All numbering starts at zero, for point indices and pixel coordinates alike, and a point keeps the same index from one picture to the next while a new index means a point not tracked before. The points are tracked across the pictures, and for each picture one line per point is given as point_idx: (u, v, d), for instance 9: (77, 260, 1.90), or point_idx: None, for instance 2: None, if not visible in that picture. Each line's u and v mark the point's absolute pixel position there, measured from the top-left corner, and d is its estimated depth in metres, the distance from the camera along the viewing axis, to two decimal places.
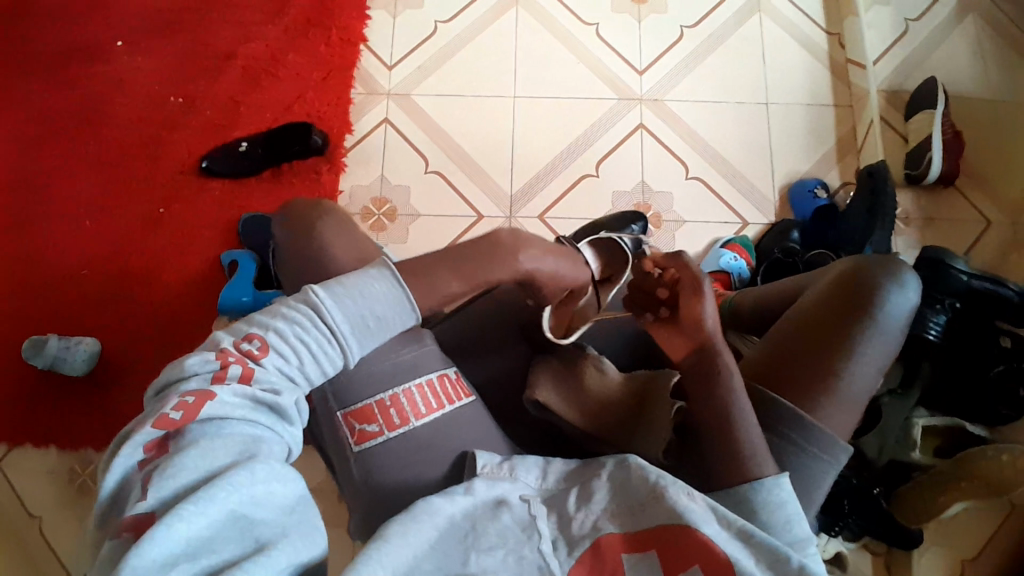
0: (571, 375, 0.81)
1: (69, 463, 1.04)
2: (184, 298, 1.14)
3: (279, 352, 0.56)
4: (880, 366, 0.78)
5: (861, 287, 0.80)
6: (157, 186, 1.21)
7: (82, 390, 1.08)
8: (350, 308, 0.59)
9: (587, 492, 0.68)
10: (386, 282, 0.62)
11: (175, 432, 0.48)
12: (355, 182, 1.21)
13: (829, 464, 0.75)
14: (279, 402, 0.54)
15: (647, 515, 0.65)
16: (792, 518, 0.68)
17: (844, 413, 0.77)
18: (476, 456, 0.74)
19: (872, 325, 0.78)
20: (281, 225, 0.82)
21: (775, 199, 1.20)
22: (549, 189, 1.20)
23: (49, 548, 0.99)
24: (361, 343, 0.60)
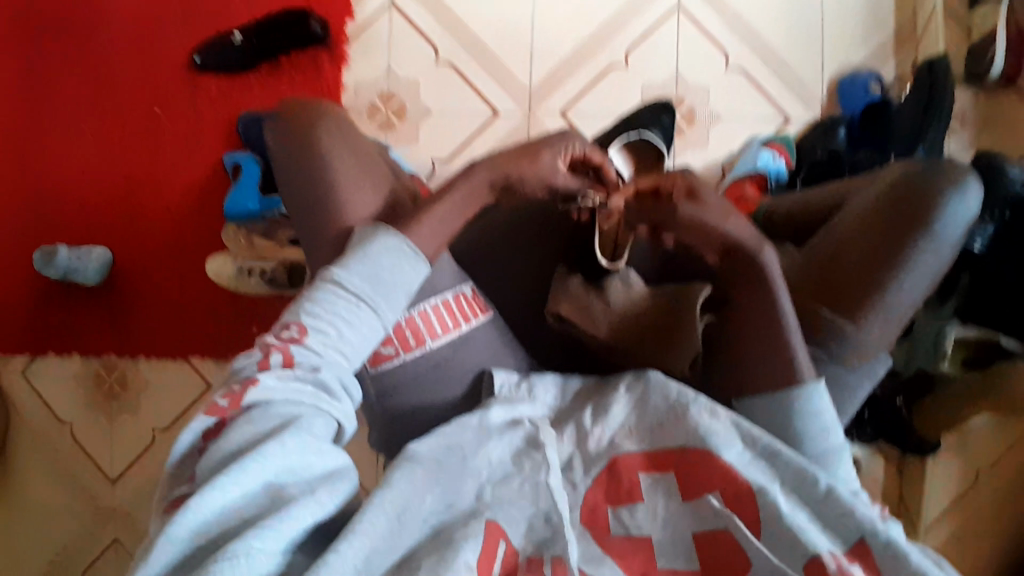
0: (591, 292, 0.78)
1: (94, 368, 1.06)
2: (192, 204, 1.10)
3: (316, 329, 0.61)
4: (927, 283, 0.74)
5: (919, 197, 0.72)
6: (149, 81, 1.12)
7: (99, 299, 1.07)
8: (362, 270, 0.65)
9: (603, 407, 0.73)
10: (384, 238, 0.68)
11: (225, 416, 0.55)
12: (359, 76, 1.12)
13: (858, 371, 0.78)
14: (322, 376, 0.60)
15: (666, 434, 0.70)
16: (826, 427, 0.71)
17: (883, 329, 0.74)
18: (494, 376, 0.78)
19: (927, 239, 0.72)
20: (289, 132, 0.77)
21: (823, 94, 1.10)
22: (571, 83, 1.11)
23: (86, 449, 1.04)
24: (385, 301, 0.66)
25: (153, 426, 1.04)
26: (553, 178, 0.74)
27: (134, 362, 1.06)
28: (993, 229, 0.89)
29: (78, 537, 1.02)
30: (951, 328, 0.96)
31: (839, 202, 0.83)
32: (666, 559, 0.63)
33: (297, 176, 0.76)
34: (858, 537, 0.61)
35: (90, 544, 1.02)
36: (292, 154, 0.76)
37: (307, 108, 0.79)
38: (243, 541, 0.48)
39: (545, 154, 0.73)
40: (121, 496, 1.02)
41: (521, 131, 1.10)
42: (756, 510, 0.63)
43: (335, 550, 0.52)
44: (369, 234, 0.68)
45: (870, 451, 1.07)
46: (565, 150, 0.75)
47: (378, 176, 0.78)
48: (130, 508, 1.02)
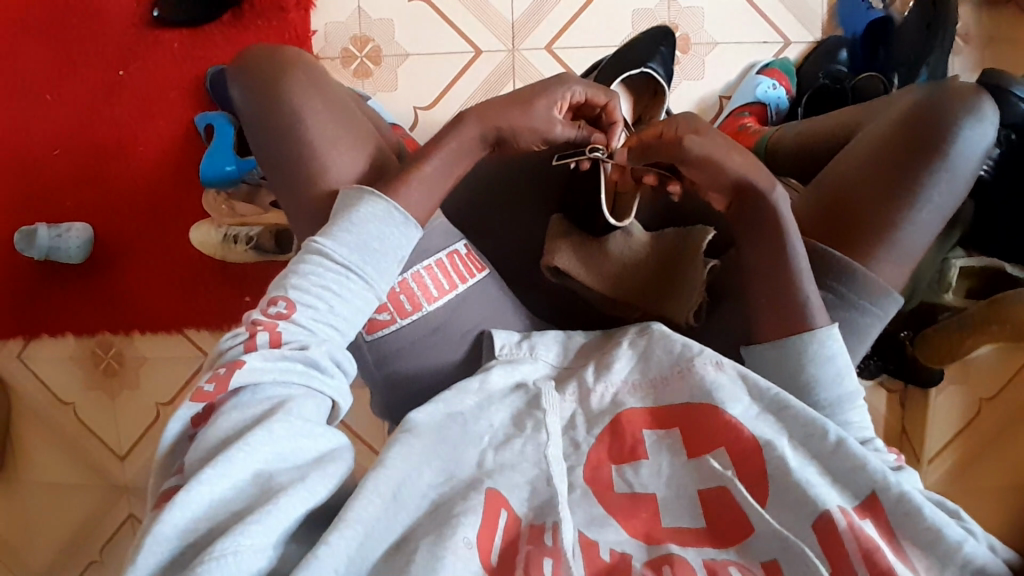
0: (592, 240, 0.73)
1: (90, 347, 1.07)
2: (166, 171, 1.05)
3: (304, 304, 0.56)
4: (944, 215, 0.66)
5: (931, 121, 0.65)
6: (106, 39, 1.05)
7: (87, 275, 1.05)
8: (348, 237, 0.59)
9: (606, 362, 0.66)
10: (369, 199, 0.60)
11: (214, 402, 0.50)
12: (328, 20, 1.04)
13: (877, 316, 0.65)
14: (312, 355, 0.54)
15: (671, 390, 0.63)
16: (842, 371, 0.62)
17: (897, 270, 0.66)
18: (493, 337, 0.70)
19: (941, 169, 0.64)
20: (238, 83, 0.68)
21: (823, 11, 1.01)
22: (557, 14, 1.03)
23: (91, 430, 1.07)
24: (376, 269, 0.59)
25: (154, 402, 1.06)
26: (547, 128, 0.66)
27: (129, 340, 1.06)
28: (997, 156, 0.89)
29: (94, 511, 1.07)
30: (956, 258, 0.92)
31: (847, 132, 0.75)
32: (671, 516, 0.56)
33: (266, 139, 0.66)
34: (868, 492, 0.54)
35: (106, 518, 1.07)
36: (259, 113, 0.66)
37: (269, 57, 0.67)
38: (228, 538, 0.42)
39: (539, 101, 0.65)
40: (131, 471, 1.06)
41: (506, 70, 1.03)
42: (763, 468, 0.56)
43: (330, 540, 0.46)
44: (352, 194, 0.61)
45: (872, 385, 1.07)
46: (562, 97, 0.67)
47: (361, 134, 0.67)
48: (142, 482, 1.06)
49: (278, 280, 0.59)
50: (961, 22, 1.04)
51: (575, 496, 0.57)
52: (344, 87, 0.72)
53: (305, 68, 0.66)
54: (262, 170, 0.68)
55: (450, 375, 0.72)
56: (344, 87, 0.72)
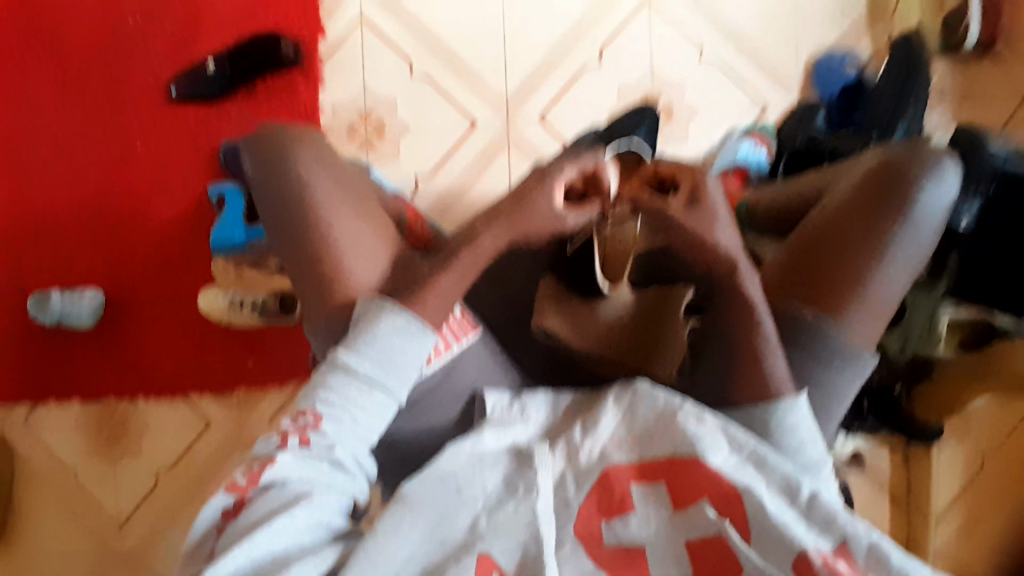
0: (582, 303, 0.75)
1: (97, 410, 1.08)
2: (178, 240, 1.11)
3: (331, 415, 0.61)
4: (909, 269, 0.69)
5: (895, 182, 0.69)
6: (125, 116, 1.12)
7: (96, 339, 1.09)
8: (371, 351, 0.63)
9: (592, 418, 0.65)
10: (390, 313, 0.64)
11: (244, 495, 0.56)
12: (335, 99, 1.10)
13: (850, 373, 0.69)
14: (338, 454, 0.60)
15: (656, 443, 0.63)
16: (802, 440, 0.67)
17: (867, 323, 0.68)
18: (484, 398, 0.70)
19: (905, 227, 0.68)
20: (250, 157, 0.72)
21: (797, 80, 1.10)
22: (548, 88, 1.10)
23: (92, 493, 1.06)
24: (399, 379, 0.64)
25: (155, 468, 1.07)
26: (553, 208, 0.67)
27: (133, 405, 1.08)
28: (982, 206, 0.90)
29: None
30: (947, 310, 0.95)
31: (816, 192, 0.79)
32: (659, 570, 0.57)
33: (271, 202, 0.70)
34: (841, 540, 0.55)
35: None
36: (265, 178, 0.70)
37: (281, 132, 0.72)
38: None
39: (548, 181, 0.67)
40: (132, 536, 1.06)
41: (501, 140, 1.10)
42: (745, 515, 0.57)
43: None
44: (372, 308, 0.64)
45: (873, 442, 1.07)
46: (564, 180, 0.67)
47: (371, 210, 0.72)
48: (143, 546, 1.06)
49: (306, 390, 0.63)
50: (933, 82, 1.08)
51: (565, 552, 0.58)
52: (350, 163, 0.77)
53: (314, 143, 0.71)
54: (266, 234, 0.72)
55: (444, 436, 0.73)
56: (348, 161, 0.77)
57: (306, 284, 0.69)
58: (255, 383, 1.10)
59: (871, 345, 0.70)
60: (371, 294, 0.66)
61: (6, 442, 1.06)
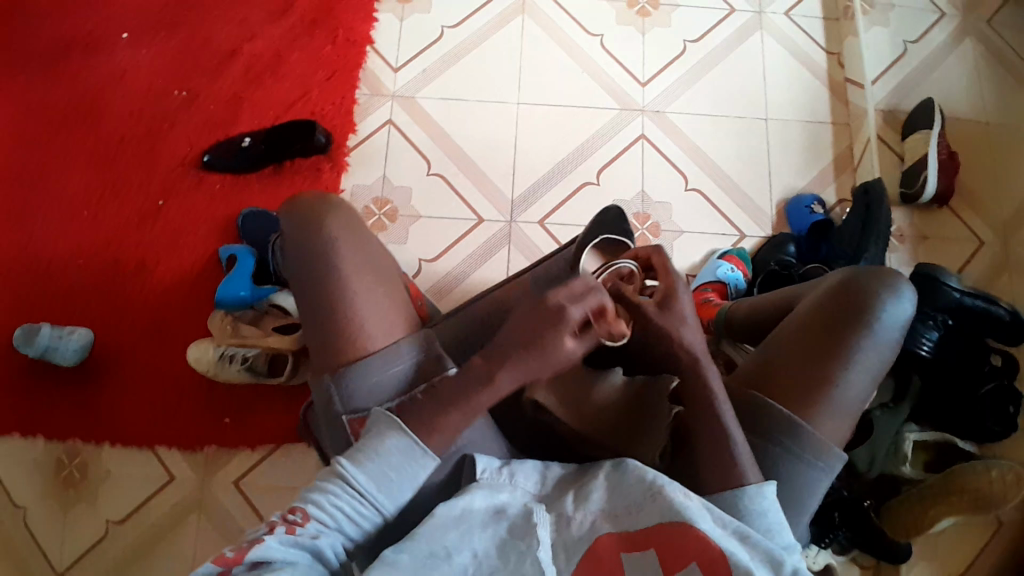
0: (577, 383, 0.72)
1: (57, 453, 1.06)
2: (178, 293, 1.14)
3: (319, 517, 0.59)
4: (874, 376, 0.72)
5: (854, 295, 0.73)
6: (155, 178, 1.21)
7: (77, 379, 1.09)
8: (370, 464, 0.61)
9: (583, 491, 0.62)
10: (396, 431, 0.63)
11: (228, 570, 0.54)
12: (356, 182, 1.22)
13: (822, 469, 0.69)
14: (319, 545, 0.58)
15: (642, 516, 0.60)
16: (774, 527, 0.64)
17: (837, 423, 0.71)
18: (475, 459, 0.66)
19: (868, 335, 0.71)
20: (288, 222, 0.77)
21: (772, 214, 1.22)
22: (549, 196, 1.21)
23: (33, 539, 1.02)
24: (391, 496, 0.62)
25: (105, 518, 1.03)
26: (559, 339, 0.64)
27: (98, 450, 1.06)
28: (938, 335, 1.00)
29: None
30: (910, 431, 1.02)
31: (785, 305, 0.84)
32: None
33: (304, 271, 0.75)
34: None
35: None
36: (299, 249, 0.76)
37: (321, 200, 0.79)
38: None
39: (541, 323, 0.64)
40: None
41: (503, 236, 1.19)
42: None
43: None
44: (379, 420, 0.64)
45: (845, 560, 1.05)
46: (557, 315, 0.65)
47: (393, 288, 0.77)
48: None
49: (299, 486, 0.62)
50: (895, 221, 1.20)
51: None
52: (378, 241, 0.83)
53: (349, 218, 0.78)
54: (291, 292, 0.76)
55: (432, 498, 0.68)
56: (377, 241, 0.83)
57: (324, 349, 0.72)
58: (224, 442, 1.06)
59: (839, 446, 0.72)
60: (381, 408, 0.66)
61: None
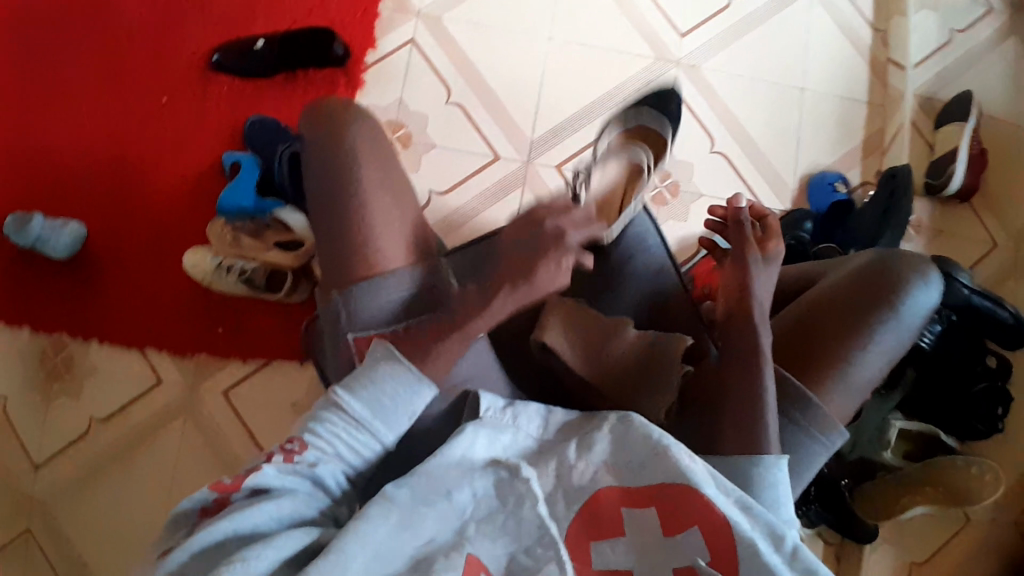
0: (592, 333, 0.74)
1: (42, 344, 1.04)
2: (177, 195, 1.09)
3: (316, 445, 0.58)
4: (889, 359, 0.72)
5: (884, 277, 0.72)
6: (159, 70, 1.14)
7: (65, 272, 1.05)
8: (364, 392, 0.60)
9: (586, 441, 0.61)
10: (390, 359, 0.61)
11: (226, 494, 0.54)
12: (372, 101, 1.16)
13: (824, 445, 0.70)
14: (318, 473, 0.57)
15: (647, 473, 0.60)
16: (781, 500, 0.65)
17: (845, 401, 0.71)
18: (478, 396, 0.64)
19: (891, 319, 0.71)
20: (313, 129, 0.74)
21: (794, 187, 1.19)
22: (570, 141, 1.17)
23: (10, 427, 1.01)
24: (388, 423, 0.60)
25: (88, 415, 1.02)
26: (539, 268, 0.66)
27: (84, 347, 1.04)
28: (940, 328, 1.00)
29: None
30: (896, 420, 1.02)
31: (806, 280, 0.83)
32: None
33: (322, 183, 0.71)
34: None
35: (1, 528, 0.98)
36: (323, 157, 0.72)
37: (345, 111, 0.75)
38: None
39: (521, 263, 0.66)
40: (43, 482, 0.99)
41: (517, 177, 1.15)
42: (734, 549, 0.56)
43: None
44: (376, 351, 0.62)
45: (811, 533, 1.08)
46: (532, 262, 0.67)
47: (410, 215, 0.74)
48: (49, 497, 0.99)
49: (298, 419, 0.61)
50: (916, 211, 1.18)
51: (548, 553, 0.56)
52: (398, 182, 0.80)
53: (373, 135, 0.74)
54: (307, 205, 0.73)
55: (430, 432, 0.66)
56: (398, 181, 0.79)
57: (338, 261, 0.69)
58: (215, 352, 1.05)
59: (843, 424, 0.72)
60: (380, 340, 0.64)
61: None
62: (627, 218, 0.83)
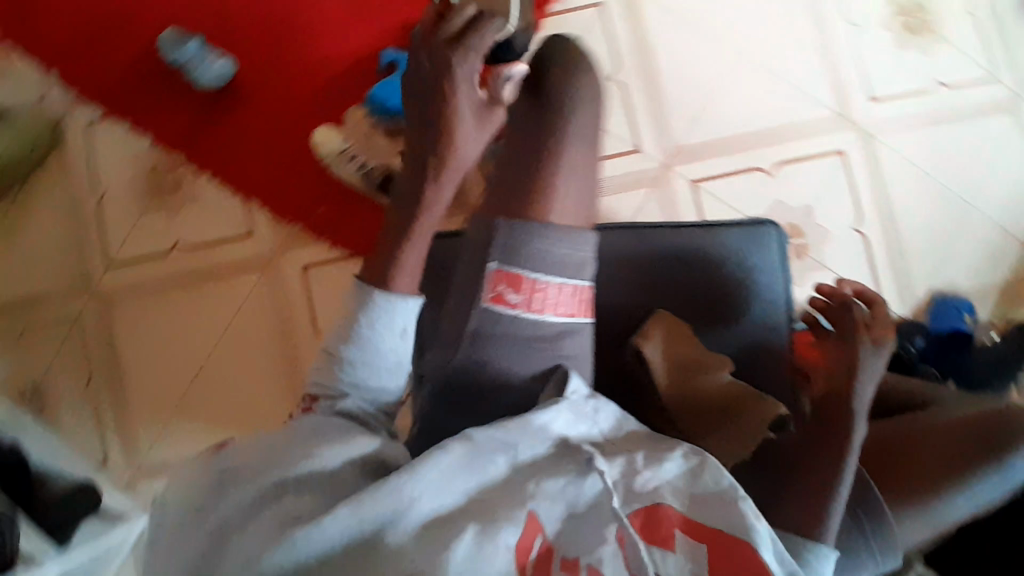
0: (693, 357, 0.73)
1: (156, 159, 1.07)
2: (327, 68, 1.08)
3: (324, 391, 0.61)
4: (976, 508, 0.69)
5: (1002, 427, 0.70)
6: None
7: (201, 101, 1.07)
8: (343, 332, 0.62)
9: (658, 455, 0.57)
10: (355, 288, 0.63)
11: None
12: None
13: (879, 562, 0.66)
14: (337, 407, 0.60)
15: (711, 510, 0.54)
16: None
17: (918, 529, 0.68)
18: (569, 374, 0.61)
19: (993, 469, 0.69)
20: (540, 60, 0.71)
21: (919, 296, 1.13)
22: (718, 162, 1.12)
23: (102, 221, 1.07)
24: (374, 340, 0.61)
25: (174, 240, 1.06)
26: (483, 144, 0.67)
27: (193, 177, 1.07)
28: None
29: (55, 291, 1.06)
30: None
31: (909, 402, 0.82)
32: None
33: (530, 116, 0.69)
34: None
35: (62, 303, 1.06)
36: (534, 89, 0.69)
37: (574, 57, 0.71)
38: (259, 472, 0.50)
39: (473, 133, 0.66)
40: (110, 281, 1.06)
41: (653, 177, 1.11)
42: None
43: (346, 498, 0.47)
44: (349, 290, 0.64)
45: None
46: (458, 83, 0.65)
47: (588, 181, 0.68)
48: (113, 296, 1.06)
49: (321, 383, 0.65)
50: None
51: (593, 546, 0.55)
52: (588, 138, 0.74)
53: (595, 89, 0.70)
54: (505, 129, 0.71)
55: (514, 392, 0.64)
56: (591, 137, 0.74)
57: (503, 191, 0.66)
58: (308, 228, 1.05)
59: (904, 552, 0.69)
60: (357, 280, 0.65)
61: (64, 136, 1.08)
62: (757, 272, 0.79)
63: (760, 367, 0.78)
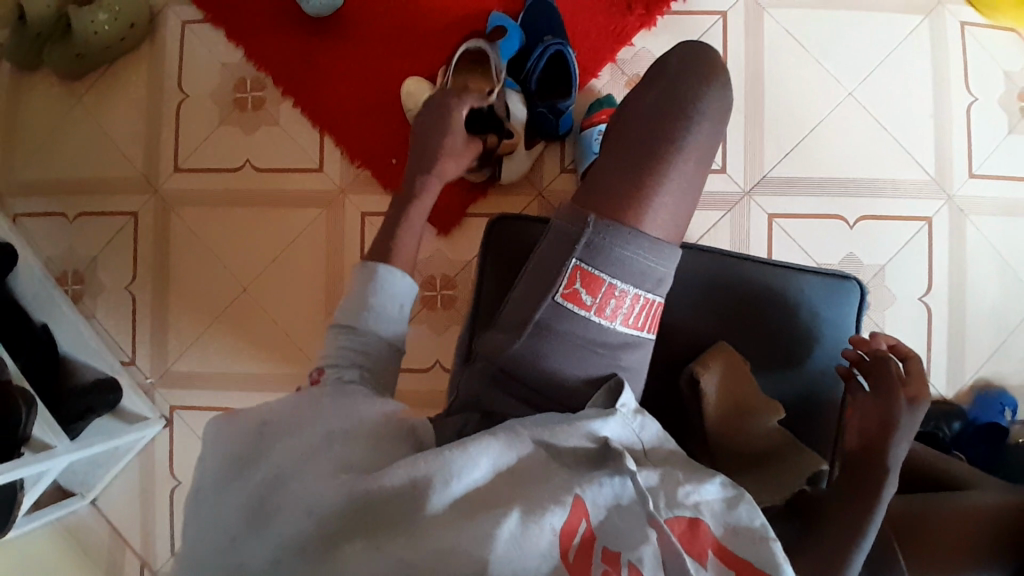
0: (746, 397, 0.70)
1: (244, 74, 1.07)
2: (431, 16, 1.05)
3: (332, 362, 0.61)
4: None
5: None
6: None
7: (300, 24, 1.06)
8: (350, 306, 0.64)
9: (697, 476, 0.50)
10: (362, 267, 0.66)
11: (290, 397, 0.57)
12: (649, 46, 1.09)
13: None
14: (348, 377, 0.60)
15: (741, 544, 0.46)
16: None
17: None
18: (623, 386, 0.57)
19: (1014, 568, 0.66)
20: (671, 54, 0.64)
21: (968, 380, 1.10)
22: (801, 200, 1.09)
23: (179, 123, 1.08)
24: (385, 313, 0.64)
25: (245, 158, 1.07)
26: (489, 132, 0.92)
27: (277, 100, 1.07)
28: None
29: (120, 182, 1.09)
30: None
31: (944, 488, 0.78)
32: None
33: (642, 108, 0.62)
34: None
35: (125, 196, 1.09)
36: (654, 81, 0.63)
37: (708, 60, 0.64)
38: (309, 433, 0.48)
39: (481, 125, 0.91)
40: (172, 184, 1.08)
41: (730, 201, 1.09)
42: None
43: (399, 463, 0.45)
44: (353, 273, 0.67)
45: None
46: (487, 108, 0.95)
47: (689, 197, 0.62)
48: (173, 199, 1.08)
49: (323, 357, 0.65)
50: None
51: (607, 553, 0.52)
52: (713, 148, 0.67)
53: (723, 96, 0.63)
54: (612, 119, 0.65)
55: (570, 391, 0.61)
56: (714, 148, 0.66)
57: (595, 185, 0.62)
58: (378, 176, 1.04)
59: None
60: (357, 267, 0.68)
61: (160, 32, 1.09)
62: (824, 321, 0.76)
63: (808, 422, 0.76)
